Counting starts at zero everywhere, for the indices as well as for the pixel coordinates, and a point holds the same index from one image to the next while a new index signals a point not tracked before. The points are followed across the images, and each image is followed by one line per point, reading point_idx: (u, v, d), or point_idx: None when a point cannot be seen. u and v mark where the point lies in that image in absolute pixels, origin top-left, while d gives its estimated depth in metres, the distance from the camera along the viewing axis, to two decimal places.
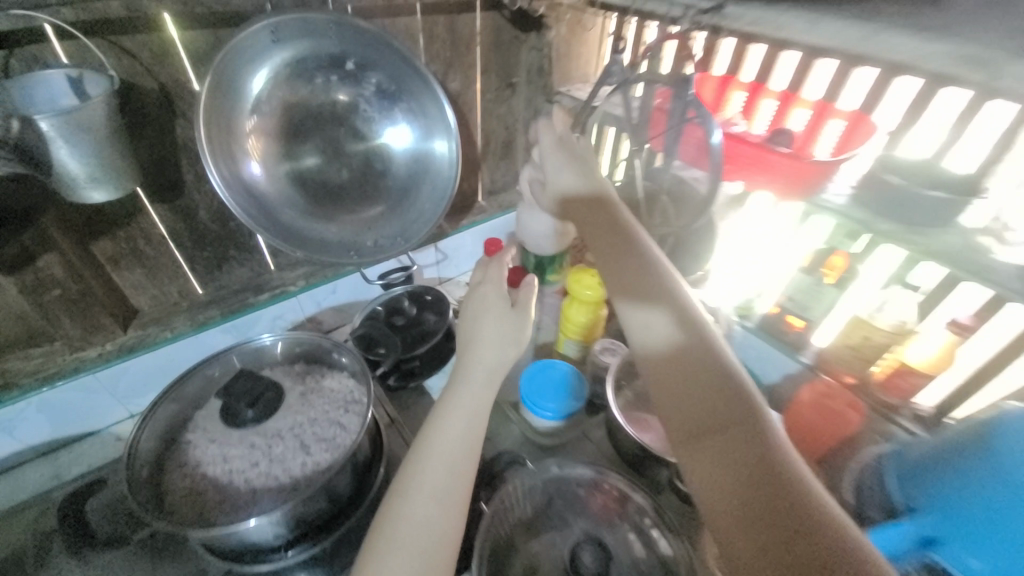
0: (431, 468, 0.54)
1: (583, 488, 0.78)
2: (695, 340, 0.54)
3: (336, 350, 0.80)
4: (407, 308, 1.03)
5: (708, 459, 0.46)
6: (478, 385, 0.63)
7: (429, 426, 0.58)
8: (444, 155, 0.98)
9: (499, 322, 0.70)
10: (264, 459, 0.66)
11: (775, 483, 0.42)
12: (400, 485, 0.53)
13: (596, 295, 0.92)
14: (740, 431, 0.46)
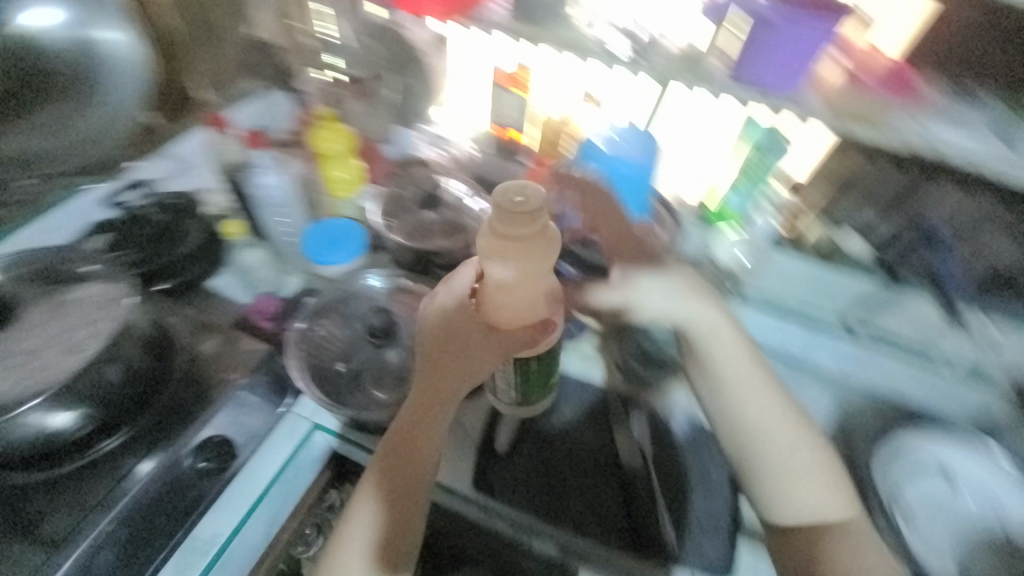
0: (410, 489, 0.73)
1: (376, 295, 0.96)
2: (783, 443, 0.76)
3: (70, 263, 0.84)
4: (151, 215, 1.02)
5: (793, 510, 0.74)
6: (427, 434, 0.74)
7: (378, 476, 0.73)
8: (120, 45, 1.01)
9: (442, 367, 0.75)
10: (32, 368, 0.72)
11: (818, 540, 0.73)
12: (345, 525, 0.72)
13: (346, 146, 1.06)
14: (808, 527, 0.74)
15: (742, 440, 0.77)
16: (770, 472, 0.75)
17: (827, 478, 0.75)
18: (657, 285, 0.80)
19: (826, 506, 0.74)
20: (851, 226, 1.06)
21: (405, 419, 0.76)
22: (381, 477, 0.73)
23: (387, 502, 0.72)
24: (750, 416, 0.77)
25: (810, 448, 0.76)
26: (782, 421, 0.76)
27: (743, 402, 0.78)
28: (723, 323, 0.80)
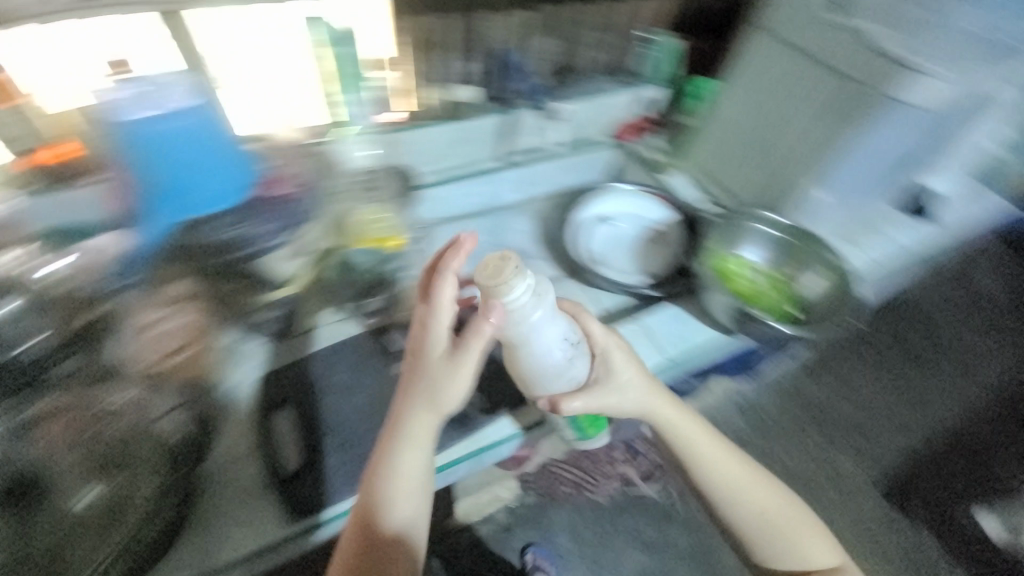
0: (399, 505, 0.78)
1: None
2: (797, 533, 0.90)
3: None
4: None
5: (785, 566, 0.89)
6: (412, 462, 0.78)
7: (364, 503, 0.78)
8: None
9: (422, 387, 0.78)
10: None
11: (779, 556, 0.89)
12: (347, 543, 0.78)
13: None
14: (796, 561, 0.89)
15: (702, 484, 0.90)
16: (730, 507, 0.89)
17: (790, 516, 0.90)
18: (628, 369, 0.85)
19: (785, 524, 0.89)
20: (456, 80, 1.24)
21: (399, 423, 0.79)
22: (365, 499, 0.78)
23: (377, 530, 0.77)
24: (713, 476, 0.89)
25: (761, 499, 0.89)
26: (746, 474, 0.90)
27: (703, 447, 0.89)
28: (687, 417, 0.90)
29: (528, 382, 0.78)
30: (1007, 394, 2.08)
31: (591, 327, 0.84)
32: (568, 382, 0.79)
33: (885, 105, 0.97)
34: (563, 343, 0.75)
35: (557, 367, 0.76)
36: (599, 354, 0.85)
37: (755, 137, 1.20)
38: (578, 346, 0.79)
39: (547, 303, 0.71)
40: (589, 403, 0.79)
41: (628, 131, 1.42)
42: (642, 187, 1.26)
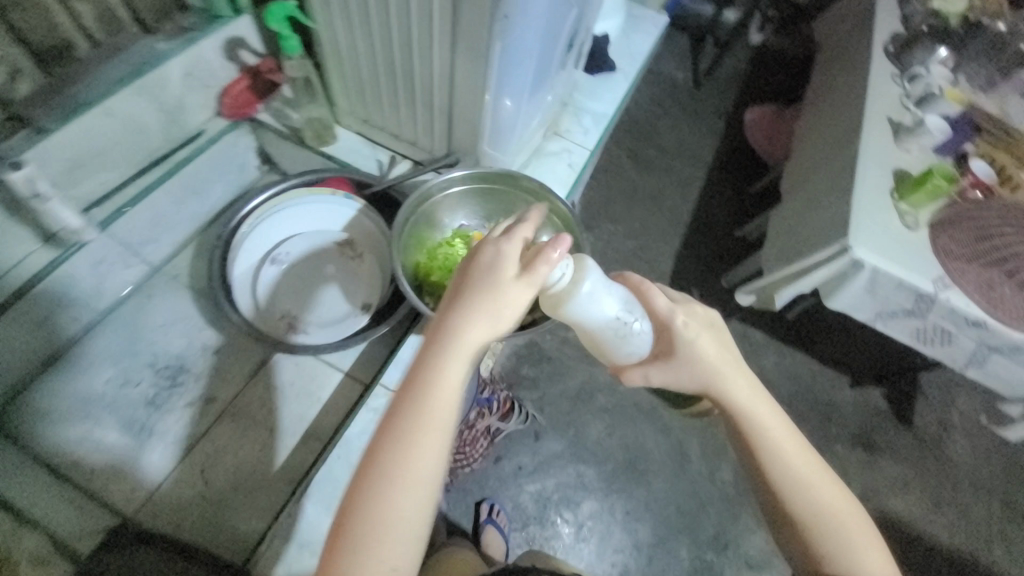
0: (439, 400, 0.62)
1: None
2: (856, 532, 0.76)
3: None
4: None
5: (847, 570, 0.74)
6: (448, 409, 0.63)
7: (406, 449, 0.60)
8: None
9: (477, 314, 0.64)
10: None
11: (829, 549, 0.74)
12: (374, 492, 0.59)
13: None
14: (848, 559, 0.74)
15: (767, 468, 0.77)
16: (800, 493, 0.75)
17: (856, 522, 0.75)
18: (705, 343, 0.82)
19: (849, 530, 0.74)
20: None
21: (455, 305, 0.64)
22: (408, 432, 0.60)
23: (399, 431, 0.60)
24: (787, 465, 0.77)
25: (827, 495, 0.75)
26: (816, 471, 0.77)
27: (775, 432, 0.78)
28: (764, 402, 0.80)
29: (597, 347, 0.84)
30: (722, 166, 2.43)
31: (653, 298, 0.84)
32: (629, 354, 0.84)
33: (498, 28, 0.71)
34: (623, 316, 0.79)
35: (620, 332, 0.80)
36: (685, 334, 0.83)
37: (392, 80, 0.87)
38: (643, 323, 0.82)
39: (591, 273, 0.73)
40: (653, 376, 0.85)
41: (237, 106, 1.18)
42: (277, 187, 0.95)
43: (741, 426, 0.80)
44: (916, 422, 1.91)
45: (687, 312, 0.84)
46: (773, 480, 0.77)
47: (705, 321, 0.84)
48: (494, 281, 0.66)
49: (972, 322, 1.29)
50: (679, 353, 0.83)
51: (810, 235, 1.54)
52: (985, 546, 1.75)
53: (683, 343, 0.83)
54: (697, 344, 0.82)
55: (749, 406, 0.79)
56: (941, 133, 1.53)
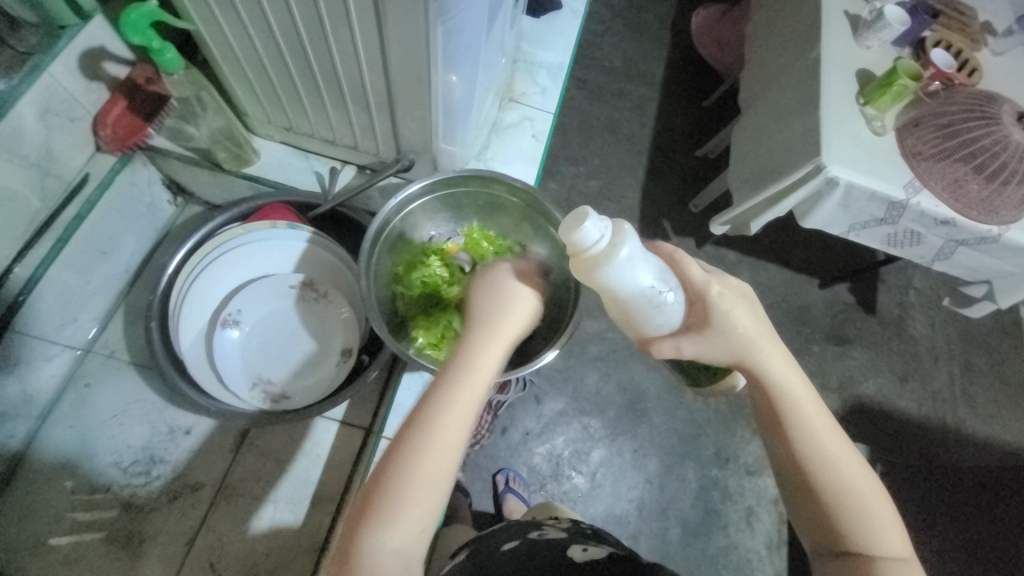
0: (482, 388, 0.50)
1: None
2: (896, 524, 0.57)
3: None
4: None
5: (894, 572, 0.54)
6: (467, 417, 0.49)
7: (425, 453, 0.46)
8: None
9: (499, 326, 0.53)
10: None
11: (854, 531, 0.55)
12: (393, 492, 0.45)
13: None
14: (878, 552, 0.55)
15: (792, 431, 0.58)
16: (821, 458, 0.57)
17: (884, 496, 0.57)
18: (742, 312, 0.62)
19: (878, 505, 0.56)
20: None
21: (486, 311, 0.54)
22: (428, 435, 0.47)
23: (425, 435, 0.47)
24: (813, 427, 0.58)
25: (855, 470, 0.57)
26: (843, 437, 0.59)
27: (796, 385, 0.60)
28: (789, 358, 0.62)
29: (623, 322, 0.64)
30: (674, 78, 2.04)
31: (688, 263, 0.64)
32: (658, 325, 0.63)
33: (435, 10, 0.56)
34: (661, 284, 0.60)
35: (656, 303, 0.61)
36: (718, 302, 0.62)
37: (313, 83, 0.72)
38: (677, 295, 0.62)
39: (634, 238, 0.57)
40: (684, 348, 0.63)
41: (121, 138, 0.82)
42: (204, 230, 0.80)
43: (762, 383, 0.61)
44: (880, 310, 1.75)
45: (723, 282, 0.63)
46: (797, 448, 0.58)
47: (740, 290, 0.64)
48: (507, 297, 0.54)
49: (942, 221, 1.20)
50: (714, 320, 0.62)
51: (776, 155, 1.37)
52: (949, 406, 1.65)
53: (718, 311, 0.62)
54: (728, 302, 0.62)
55: (776, 357, 0.61)
56: (902, 24, 1.25)
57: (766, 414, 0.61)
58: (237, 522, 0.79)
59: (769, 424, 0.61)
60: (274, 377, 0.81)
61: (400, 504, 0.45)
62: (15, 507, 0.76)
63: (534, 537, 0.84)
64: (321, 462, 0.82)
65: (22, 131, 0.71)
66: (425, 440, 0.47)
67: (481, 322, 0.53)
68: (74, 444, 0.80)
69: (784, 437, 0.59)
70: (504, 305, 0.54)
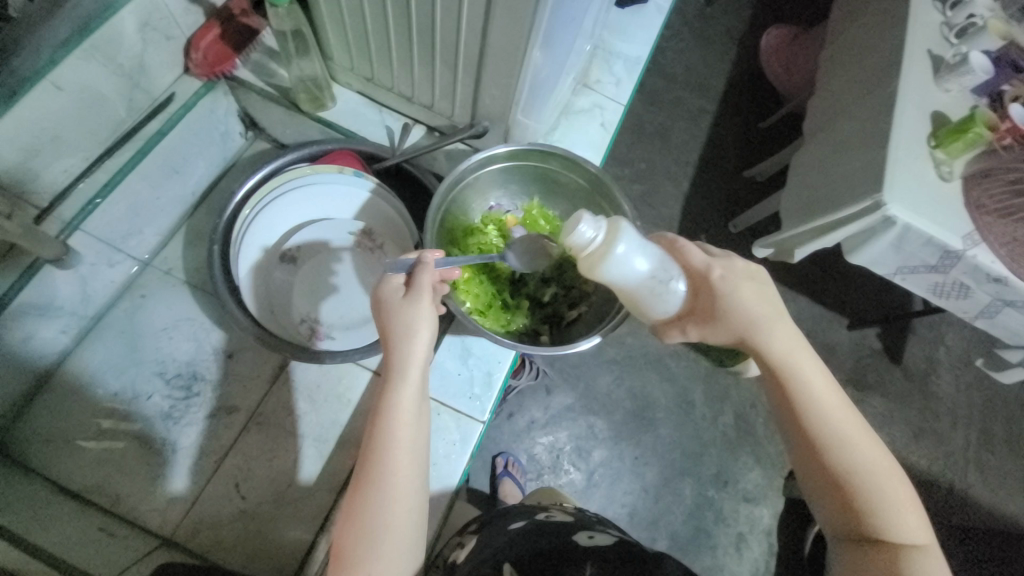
0: (413, 397, 0.58)
1: None
2: (914, 510, 0.56)
3: None
4: None
5: (913, 558, 0.53)
6: (410, 420, 0.57)
7: (390, 471, 0.54)
8: None
9: (419, 340, 0.59)
10: None
11: (871, 516, 0.55)
12: (370, 507, 0.54)
13: None
14: (896, 539, 0.54)
15: (801, 411, 0.59)
16: (833, 441, 0.57)
17: (902, 479, 0.57)
18: (747, 291, 0.63)
19: (892, 489, 0.56)
20: None
21: (393, 335, 0.58)
22: (386, 455, 0.55)
23: (373, 462, 0.55)
24: (822, 410, 0.59)
25: (869, 448, 0.57)
26: (856, 419, 0.59)
27: (810, 368, 0.61)
28: (801, 340, 0.62)
29: (631, 309, 0.69)
30: (733, 95, 2.01)
31: (689, 249, 0.66)
32: (666, 310, 0.67)
33: None
34: (662, 273, 0.64)
35: (659, 294, 0.65)
36: (720, 285, 0.63)
37: (406, 37, 0.73)
38: (679, 282, 0.65)
39: (627, 233, 0.62)
40: (690, 332, 0.67)
41: (210, 64, 0.85)
42: (274, 164, 0.82)
43: (768, 364, 0.62)
44: (906, 361, 1.71)
45: (725, 266, 0.65)
46: (808, 429, 0.59)
47: (745, 273, 0.65)
48: (413, 309, 0.59)
49: (994, 278, 1.16)
50: (719, 301, 0.63)
51: (835, 186, 1.34)
52: (959, 469, 1.61)
53: (722, 293, 0.63)
54: (730, 283, 0.63)
55: (788, 341, 0.61)
56: (984, 72, 1.20)
57: (777, 395, 0.62)
58: (263, 450, 0.82)
59: (780, 404, 0.62)
60: (321, 318, 0.82)
61: (386, 510, 0.54)
62: (46, 408, 0.77)
63: (541, 519, 0.85)
64: (350, 407, 0.84)
65: (120, 39, 0.73)
66: (384, 464, 0.55)
67: (398, 345, 0.58)
68: (121, 349, 0.82)
69: (797, 421, 0.60)
70: (409, 319, 0.58)
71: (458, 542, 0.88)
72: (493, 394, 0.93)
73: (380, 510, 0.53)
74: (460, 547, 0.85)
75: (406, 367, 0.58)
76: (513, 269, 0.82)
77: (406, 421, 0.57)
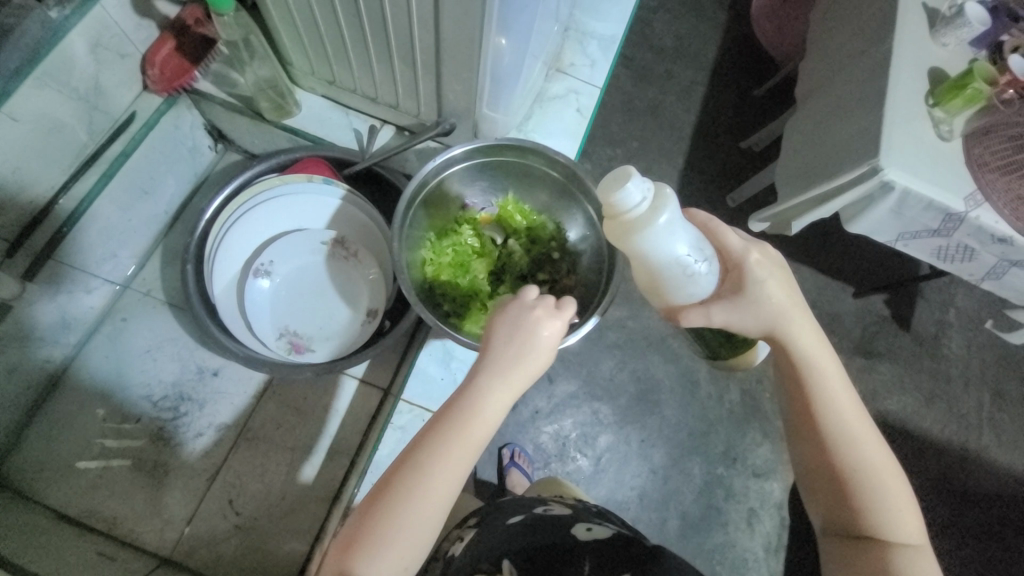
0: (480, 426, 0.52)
1: None
2: (910, 510, 0.56)
3: None
4: None
5: (903, 555, 0.54)
6: (467, 448, 0.51)
7: (427, 478, 0.49)
8: None
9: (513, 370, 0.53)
10: None
11: (870, 514, 0.55)
12: (398, 497, 0.49)
13: None
14: (890, 536, 0.55)
15: (818, 412, 0.57)
16: (843, 439, 0.56)
17: (902, 478, 0.57)
18: (776, 284, 0.59)
19: (893, 489, 0.56)
20: None
21: (502, 352, 0.53)
22: (432, 460, 0.50)
23: (420, 458, 0.50)
24: (839, 409, 0.57)
25: (877, 452, 0.56)
26: (865, 419, 0.58)
27: (828, 366, 0.58)
28: (822, 335, 0.60)
29: (648, 292, 0.60)
30: (725, 64, 1.94)
31: (725, 232, 0.60)
32: (689, 297, 0.59)
33: None
34: (695, 253, 0.56)
35: (689, 275, 0.57)
36: (753, 273, 0.59)
37: (361, 36, 0.70)
38: (711, 264, 0.58)
39: (674, 204, 0.54)
40: (715, 315, 0.59)
41: (168, 79, 0.83)
42: (241, 179, 0.80)
43: (790, 360, 0.59)
44: (917, 326, 1.67)
45: (763, 251, 0.60)
46: (821, 427, 0.57)
47: (778, 261, 0.60)
48: (530, 334, 0.54)
49: (1000, 238, 1.12)
50: (746, 292, 0.58)
51: (832, 151, 1.28)
52: (974, 431, 1.59)
53: (751, 282, 0.59)
54: (765, 271, 0.59)
55: (810, 339, 0.59)
56: (982, 23, 1.14)
57: (792, 390, 0.60)
58: (255, 463, 0.83)
59: (793, 400, 0.59)
60: (300, 330, 0.83)
61: (404, 510, 0.49)
62: (43, 433, 0.79)
63: (540, 513, 0.85)
64: (337, 415, 0.85)
65: (72, 64, 0.72)
66: (425, 462, 0.50)
67: (495, 357, 0.53)
68: (108, 373, 0.84)
69: (809, 416, 0.58)
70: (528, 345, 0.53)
71: (457, 535, 0.87)
72: None
73: (401, 504, 0.48)
74: (459, 540, 0.84)
75: (491, 392, 0.53)
76: (489, 269, 0.82)
77: (466, 444, 0.51)
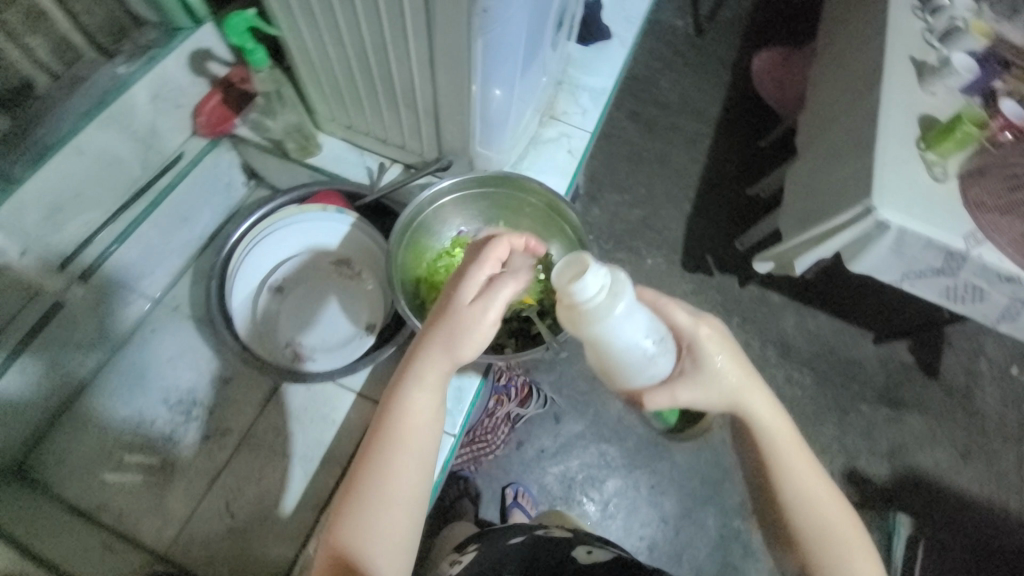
0: (424, 418, 0.55)
1: None
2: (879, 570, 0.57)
3: None
4: None
5: None
6: (419, 440, 0.54)
7: (387, 478, 0.53)
8: None
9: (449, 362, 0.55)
10: None
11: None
12: (361, 503, 0.52)
13: None
14: None
15: (776, 481, 0.60)
16: (802, 510, 0.58)
17: (866, 540, 0.58)
18: (726, 359, 0.61)
19: (858, 552, 0.57)
20: None
21: (431, 349, 0.55)
22: (388, 463, 0.53)
23: (376, 463, 0.53)
24: (795, 479, 0.59)
25: (839, 516, 0.58)
26: (824, 483, 0.60)
27: (782, 437, 0.61)
28: (775, 404, 0.62)
29: (606, 374, 0.61)
30: (730, 118, 2.05)
31: (676, 312, 0.62)
32: (649, 377, 0.60)
33: (475, 24, 0.64)
34: (651, 337, 0.57)
35: (645, 362, 0.58)
36: (703, 350, 0.61)
37: (372, 86, 0.82)
38: (667, 344, 0.59)
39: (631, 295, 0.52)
40: (678, 396, 0.61)
41: (213, 125, 0.96)
42: (266, 207, 0.89)
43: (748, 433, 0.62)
44: (945, 376, 1.61)
45: (711, 326, 0.62)
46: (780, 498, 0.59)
47: (725, 334, 0.63)
48: (460, 328, 0.55)
49: (1007, 278, 1.11)
50: (701, 368, 0.61)
51: (828, 195, 1.32)
52: (1013, 494, 1.49)
53: (704, 360, 0.61)
54: (714, 348, 0.61)
55: (764, 411, 0.61)
56: (969, 71, 1.23)
57: (756, 462, 0.63)
58: (255, 470, 0.87)
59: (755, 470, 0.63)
60: (304, 341, 0.91)
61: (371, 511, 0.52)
62: (67, 432, 0.87)
63: (540, 534, 0.86)
64: (334, 426, 0.89)
65: (133, 110, 0.86)
66: (383, 469, 0.53)
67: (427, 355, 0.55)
68: (132, 379, 0.92)
69: (770, 487, 0.61)
70: (456, 335, 0.55)
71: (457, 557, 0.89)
72: (464, 407, 0.99)
73: (368, 509, 0.52)
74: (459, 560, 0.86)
75: (429, 386, 0.55)
76: None
77: (415, 438, 0.54)
